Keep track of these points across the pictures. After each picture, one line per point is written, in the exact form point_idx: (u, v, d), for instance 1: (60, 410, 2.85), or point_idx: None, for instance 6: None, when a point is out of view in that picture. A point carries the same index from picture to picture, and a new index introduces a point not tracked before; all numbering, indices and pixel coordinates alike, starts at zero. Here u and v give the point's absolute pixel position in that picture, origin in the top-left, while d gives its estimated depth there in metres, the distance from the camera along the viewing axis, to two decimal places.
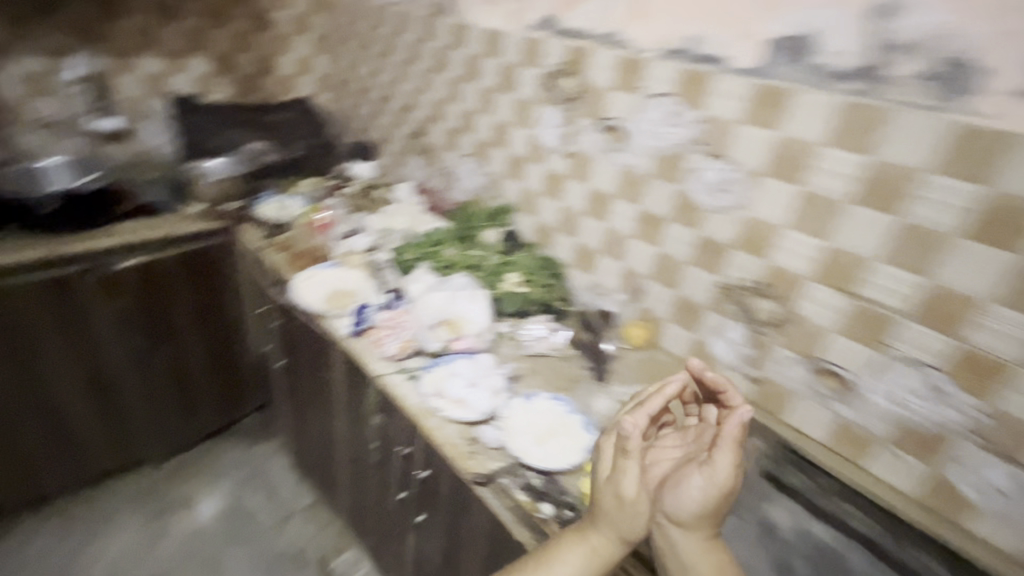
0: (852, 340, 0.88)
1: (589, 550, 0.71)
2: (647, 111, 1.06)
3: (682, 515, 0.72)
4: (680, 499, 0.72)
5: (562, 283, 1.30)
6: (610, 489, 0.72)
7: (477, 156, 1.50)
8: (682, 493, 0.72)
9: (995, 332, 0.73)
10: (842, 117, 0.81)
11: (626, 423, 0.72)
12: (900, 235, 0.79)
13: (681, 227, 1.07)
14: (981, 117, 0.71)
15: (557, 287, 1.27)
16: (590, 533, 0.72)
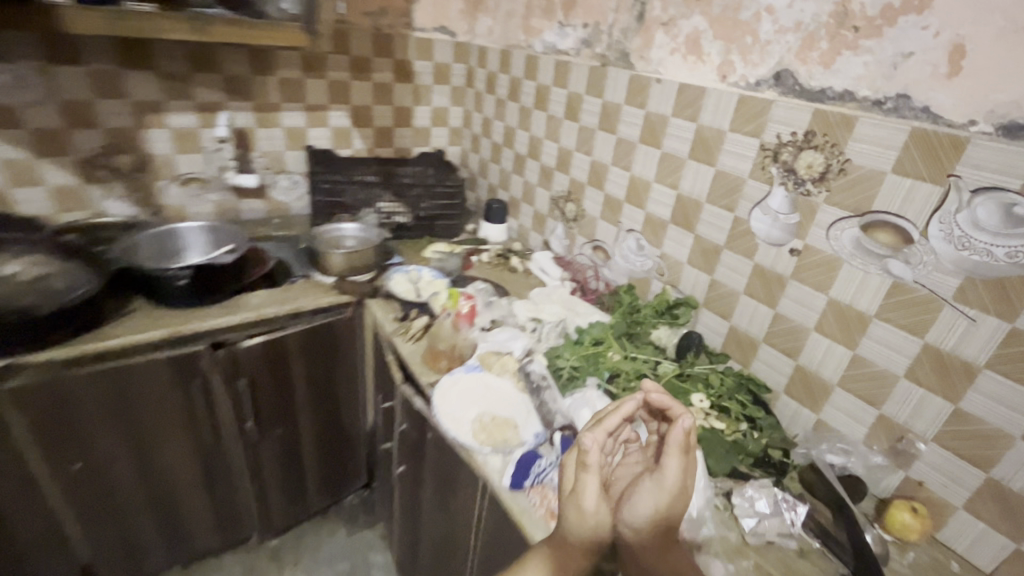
0: (857, 380, 0.88)
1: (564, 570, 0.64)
2: (961, 211, 0.72)
3: (652, 525, 0.66)
4: (645, 509, 0.66)
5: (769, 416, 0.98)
6: (575, 505, 0.65)
7: (646, 234, 1.23)
8: (651, 505, 0.66)
9: (1004, 388, 0.72)
10: (832, 143, 0.84)
11: (588, 440, 0.63)
12: (892, 296, 0.81)
13: (1011, 384, 0.71)
14: (959, 126, 0.71)
15: (768, 425, 0.95)
16: (563, 552, 0.65)
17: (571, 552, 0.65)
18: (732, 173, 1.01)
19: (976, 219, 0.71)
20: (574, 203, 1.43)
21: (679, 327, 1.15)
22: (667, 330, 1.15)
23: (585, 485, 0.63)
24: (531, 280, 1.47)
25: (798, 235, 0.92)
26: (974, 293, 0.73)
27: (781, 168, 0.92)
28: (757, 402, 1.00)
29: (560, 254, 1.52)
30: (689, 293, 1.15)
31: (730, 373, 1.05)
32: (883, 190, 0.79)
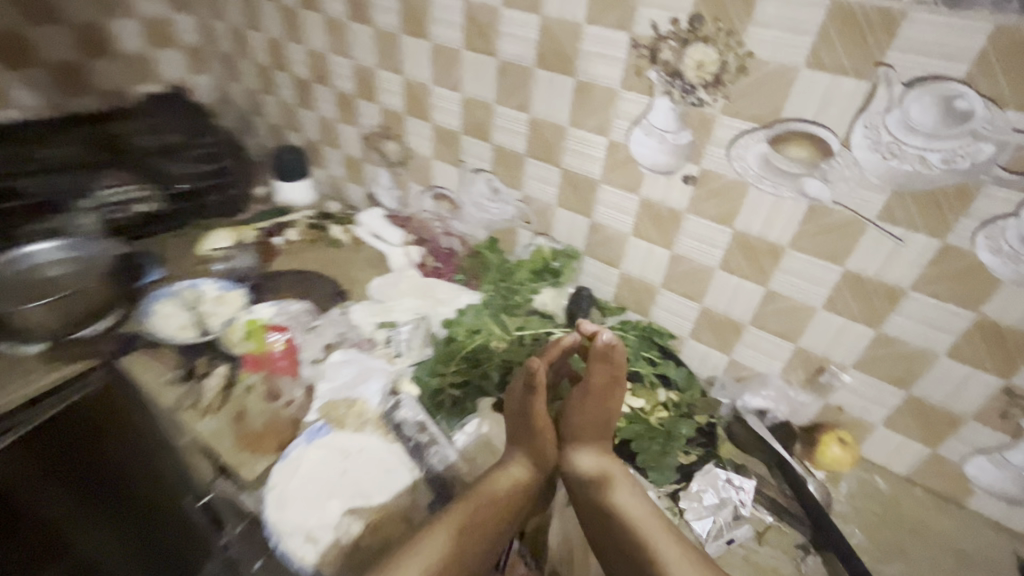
0: (772, 313, 0.77)
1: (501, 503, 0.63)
2: (893, 111, 0.57)
3: (587, 440, 0.68)
4: (581, 421, 0.68)
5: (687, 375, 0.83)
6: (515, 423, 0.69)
7: (498, 173, 0.95)
8: (588, 418, 0.68)
9: (937, 305, 0.64)
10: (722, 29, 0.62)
11: (535, 360, 0.68)
12: (811, 221, 0.67)
13: (938, 303, 0.64)
14: None
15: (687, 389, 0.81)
16: (500, 481, 0.65)
17: (505, 477, 0.65)
18: (597, 84, 0.75)
19: (909, 120, 0.56)
20: (395, 142, 1.07)
21: (563, 286, 0.94)
22: (551, 294, 0.94)
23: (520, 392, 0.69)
24: (366, 254, 1.12)
25: (693, 159, 0.72)
26: (904, 210, 0.61)
27: (662, 72, 0.69)
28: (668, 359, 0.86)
29: (395, 210, 1.17)
30: (567, 242, 0.93)
31: (633, 331, 0.89)
32: (796, 91, 0.61)
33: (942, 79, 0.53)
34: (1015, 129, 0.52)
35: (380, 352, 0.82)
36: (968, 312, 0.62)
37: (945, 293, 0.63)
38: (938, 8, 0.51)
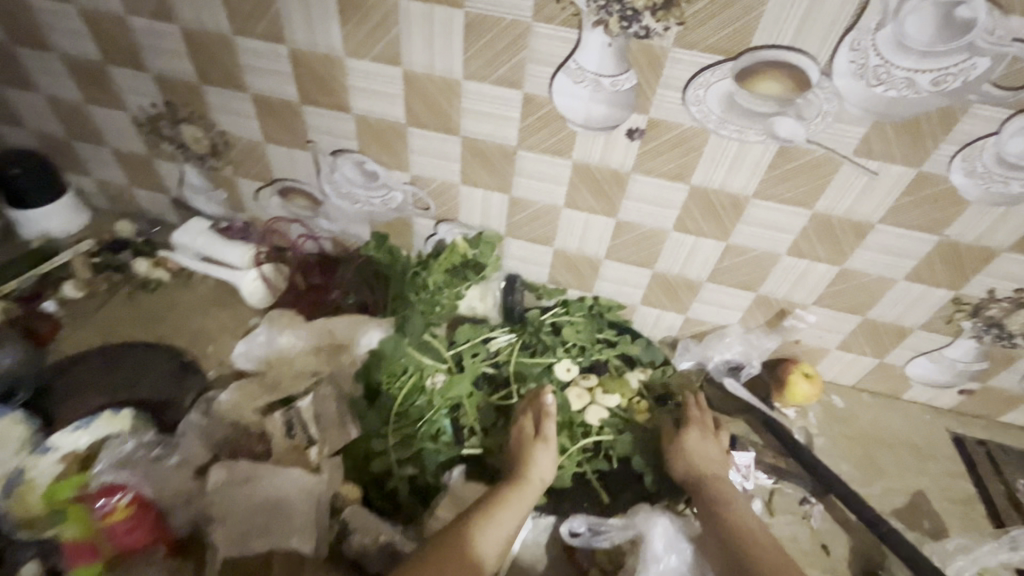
0: (733, 266, 0.69)
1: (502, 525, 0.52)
2: (885, 26, 0.46)
3: (709, 467, 0.63)
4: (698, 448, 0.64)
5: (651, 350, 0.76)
6: (521, 450, 0.61)
7: (370, 152, 0.69)
8: (705, 447, 0.64)
9: (903, 234, 0.60)
10: None
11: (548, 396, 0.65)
12: (780, 166, 0.58)
13: (906, 232, 0.60)
14: None
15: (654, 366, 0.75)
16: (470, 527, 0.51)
17: (512, 498, 0.55)
18: (500, 15, 0.53)
19: (902, 37, 0.46)
20: (196, 125, 0.72)
21: (489, 280, 0.76)
22: (477, 293, 0.76)
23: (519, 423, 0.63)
24: (202, 290, 0.80)
25: (639, 107, 0.56)
26: (882, 142, 0.54)
27: None
28: (624, 334, 0.77)
29: (224, 217, 0.84)
30: (482, 225, 0.73)
31: (579, 313, 0.77)
32: (772, 8, 0.47)
33: None
34: (1015, 37, 0.44)
35: (282, 444, 0.59)
36: (932, 236, 0.60)
37: (913, 222, 0.59)
38: None
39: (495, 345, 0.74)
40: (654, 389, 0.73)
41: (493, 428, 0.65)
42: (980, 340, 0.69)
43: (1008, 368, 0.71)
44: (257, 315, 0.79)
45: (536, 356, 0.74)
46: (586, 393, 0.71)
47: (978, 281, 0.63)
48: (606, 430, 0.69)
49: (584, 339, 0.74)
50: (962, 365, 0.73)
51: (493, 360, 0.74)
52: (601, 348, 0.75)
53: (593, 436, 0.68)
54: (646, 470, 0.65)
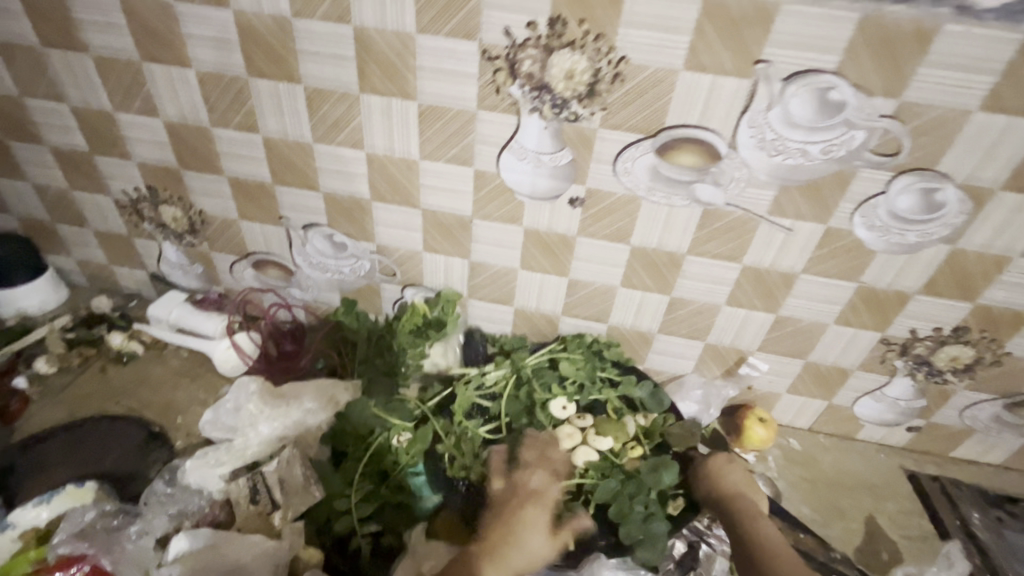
0: (679, 319, 0.74)
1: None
2: (774, 108, 0.54)
3: (737, 496, 0.65)
4: (722, 479, 0.67)
5: (651, 395, 0.74)
6: (510, 527, 0.59)
7: (339, 226, 0.74)
8: (731, 471, 0.67)
9: (824, 282, 0.66)
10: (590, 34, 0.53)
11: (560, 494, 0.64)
12: (706, 227, 0.64)
13: (826, 280, 0.66)
14: None
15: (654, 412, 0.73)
16: None
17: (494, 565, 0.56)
18: (448, 106, 0.60)
19: (789, 115, 0.54)
20: (175, 206, 0.78)
21: (450, 337, 0.78)
22: (440, 351, 0.78)
23: (504, 497, 0.62)
24: (175, 363, 0.82)
25: (577, 179, 0.63)
26: (791, 203, 0.61)
27: (526, 85, 0.57)
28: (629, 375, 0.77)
29: (200, 289, 0.87)
30: (446, 288, 0.78)
31: (578, 350, 0.76)
32: (675, 98, 0.55)
33: (815, 72, 0.51)
34: (881, 114, 0.53)
35: (245, 512, 0.60)
36: (850, 283, 0.66)
37: (827, 273, 0.66)
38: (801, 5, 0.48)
39: (489, 376, 0.75)
40: (652, 436, 0.71)
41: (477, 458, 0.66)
42: (915, 378, 0.74)
43: (944, 403, 0.75)
44: (228, 383, 0.80)
45: (528, 394, 0.73)
46: (577, 432, 0.69)
47: (900, 322, 0.68)
48: (591, 474, 0.66)
49: (584, 377, 0.73)
50: (903, 404, 0.77)
51: (487, 393, 0.75)
52: (601, 388, 0.74)
53: (576, 478, 0.66)
54: (623, 521, 0.62)
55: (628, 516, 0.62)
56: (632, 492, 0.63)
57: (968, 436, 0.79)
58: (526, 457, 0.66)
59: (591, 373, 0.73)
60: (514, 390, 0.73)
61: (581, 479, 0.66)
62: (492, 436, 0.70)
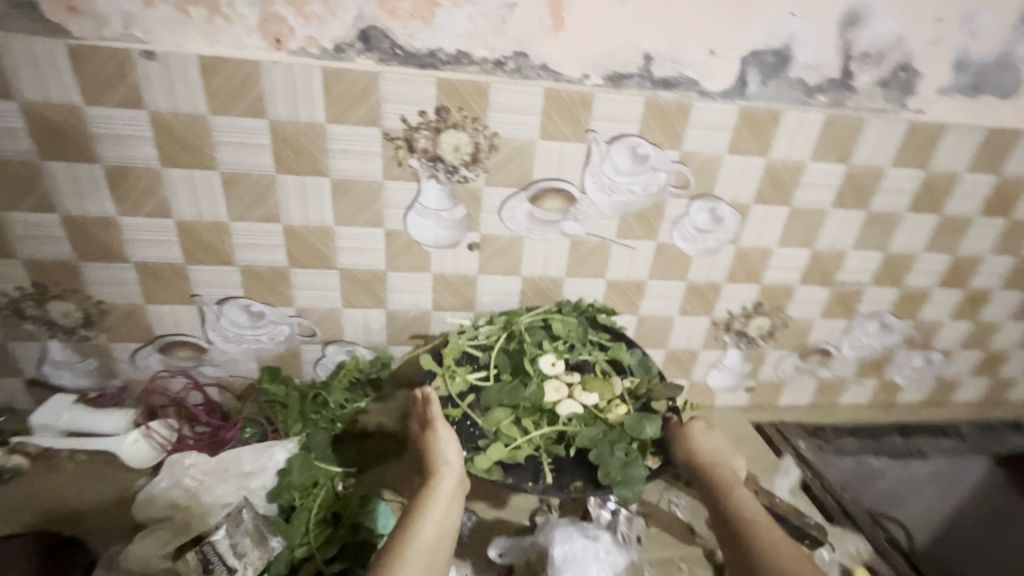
0: None
1: (433, 515, 0.60)
2: (605, 161, 0.76)
3: (713, 462, 0.71)
4: (696, 449, 0.73)
5: (637, 356, 0.84)
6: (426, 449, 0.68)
7: (257, 295, 0.79)
8: (706, 438, 0.74)
9: (665, 284, 0.89)
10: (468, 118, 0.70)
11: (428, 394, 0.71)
12: (574, 254, 0.83)
13: (665, 282, 0.88)
14: (571, 83, 0.70)
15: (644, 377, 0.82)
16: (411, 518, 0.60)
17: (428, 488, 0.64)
18: (357, 179, 0.72)
19: (615, 166, 0.76)
20: (67, 300, 0.76)
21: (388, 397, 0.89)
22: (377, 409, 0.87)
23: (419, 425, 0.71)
24: (71, 469, 0.76)
25: (472, 228, 0.78)
26: (630, 228, 0.82)
27: (423, 158, 0.72)
28: (619, 341, 0.85)
29: (93, 387, 0.83)
30: (369, 340, 0.86)
31: (571, 313, 0.84)
32: (538, 158, 0.74)
33: (627, 134, 0.74)
34: (672, 160, 0.77)
35: None
36: (681, 282, 0.89)
37: (664, 277, 0.88)
38: (609, 93, 0.71)
39: (483, 331, 0.84)
40: (638, 396, 0.79)
41: (463, 403, 0.77)
42: (740, 347, 0.98)
43: (763, 364, 1.01)
44: (141, 477, 0.77)
45: (523, 350, 0.82)
46: (565, 387, 0.79)
47: (721, 305, 0.93)
48: (574, 422, 0.76)
49: (575, 338, 0.82)
50: (737, 370, 1.01)
51: (479, 344, 0.83)
52: (591, 350, 0.83)
53: (559, 425, 0.75)
54: (602, 463, 0.70)
55: (606, 459, 0.70)
56: (613, 440, 0.73)
57: (784, 387, 1.05)
58: (515, 406, 0.76)
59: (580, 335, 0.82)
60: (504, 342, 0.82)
61: (564, 427, 0.75)
62: (480, 382, 0.80)
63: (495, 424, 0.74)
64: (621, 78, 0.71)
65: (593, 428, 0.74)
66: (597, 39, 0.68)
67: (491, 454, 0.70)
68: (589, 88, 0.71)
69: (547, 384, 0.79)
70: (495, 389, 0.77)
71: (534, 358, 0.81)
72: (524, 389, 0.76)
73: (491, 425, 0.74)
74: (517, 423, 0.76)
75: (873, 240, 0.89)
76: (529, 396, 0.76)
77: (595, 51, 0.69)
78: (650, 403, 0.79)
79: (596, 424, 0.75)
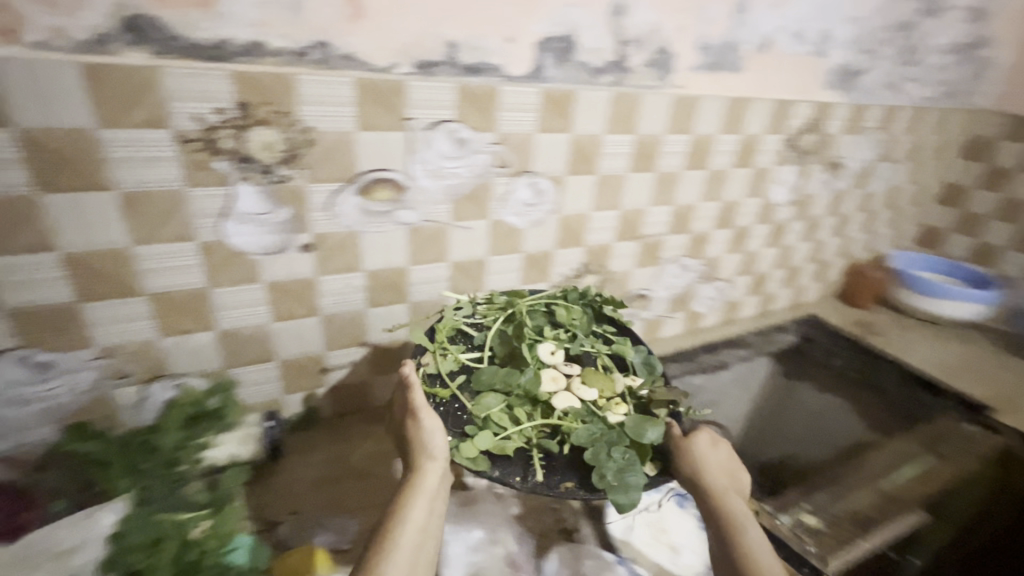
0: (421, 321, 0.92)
1: (417, 505, 0.62)
2: (428, 147, 0.78)
3: (721, 492, 0.70)
4: (700, 469, 0.72)
5: (637, 351, 0.91)
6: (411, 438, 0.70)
7: (38, 341, 0.66)
8: (711, 462, 0.73)
9: (504, 258, 0.95)
10: (277, 112, 0.66)
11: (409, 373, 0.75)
12: (414, 241, 0.84)
13: (504, 256, 0.95)
14: (381, 72, 0.71)
15: (649, 373, 0.89)
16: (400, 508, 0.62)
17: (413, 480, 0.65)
18: (151, 190, 0.64)
19: (438, 152, 0.79)
20: None
21: (244, 424, 0.81)
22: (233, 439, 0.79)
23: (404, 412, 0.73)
24: None
25: (300, 229, 0.75)
26: (462, 209, 0.86)
27: (230, 159, 0.66)
28: (623, 338, 0.94)
29: None
30: (203, 367, 0.77)
31: (575, 301, 0.95)
32: (360, 150, 0.73)
33: (445, 119, 0.77)
34: (490, 143, 0.82)
35: None
36: (518, 254, 0.96)
37: (502, 251, 0.94)
38: (421, 80, 0.73)
39: (482, 316, 0.91)
40: (636, 396, 0.84)
41: (453, 385, 0.82)
42: None
43: None
44: None
45: (517, 336, 0.89)
46: (562, 378, 0.85)
47: (555, 269, 1.02)
48: (571, 418, 0.79)
49: (578, 327, 0.93)
50: None
51: (471, 325, 0.91)
52: (592, 341, 0.93)
53: (555, 417, 0.80)
54: (597, 463, 0.71)
55: (600, 459, 0.71)
56: (612, 440, 0.74)
57: None
58: (506, 391, 0.81)
59: (581, 324, 0.92)
60: (500, 324, 0.89)
61: (558, 420, 0.79)
62: (472, 363, 0.86)
63: (484, 410, 0.77)
64: (430, 65, 0.74)
65: (591, 424, 0.77)
66: (400, 28, 0.70)
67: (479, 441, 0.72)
68: (400, 77, 0.72)
69: (546, 372, 0.86)
70: (490, 371, 0.83)
71: (533, 345, 0.89)
72: (520, 374, 0.82)
73: (481, 411, 0.78)
74: (510, 408, 0.80)
75: (662, 195, 1.06)
76: (524, 382, 0.81)
77: (401, 40, 0.71)
78: (649, 407, 0.82)
79: (594, 422, 0.78)
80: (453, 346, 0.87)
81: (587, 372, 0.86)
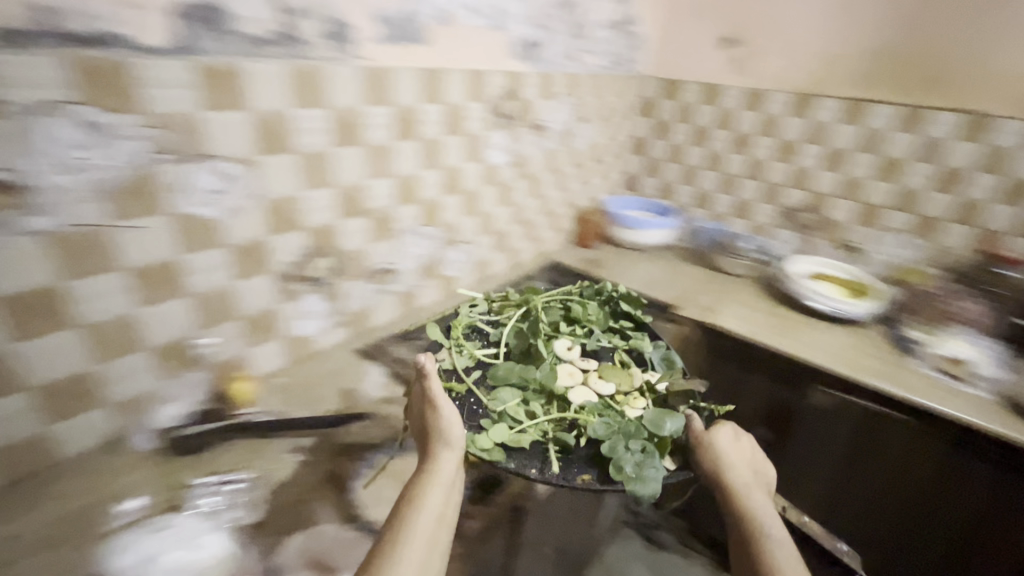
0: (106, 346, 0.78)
1: (437, 490, 0.76)
2: (42, 135, 0.65)
3: (735, 489, 0.92)
4: (713, 456, 0.95)
5: (658, 351, 1.21)
6: (431, 420, 0.86)
7: None
8: (732, 458, 0.96)
9: (203, 254, 0.85)
10: None
11: (426, 361, 0.91)
12: (59, 251, 0.70)
13: (202, 253, 0.85)
14: None
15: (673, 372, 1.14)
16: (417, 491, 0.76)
17: (439, 466, 0.80)
18: None
19: (59, 140, 0.66)
20: None
21: None
22: None
23: (421, 394, 0.90)
24: None
25: None
26: (122, 205, 0.74)
27: None
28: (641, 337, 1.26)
29: None
30: None
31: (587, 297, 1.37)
32: None
33: (59, 102, 0.65)
34: (138, 126, 0.72)
35: None
36: (221, 248, 0.87)
37: (198, 247, 0.84)
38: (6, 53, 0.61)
39: (503, 332, 1.22)
40: (653, 392, 1.10)
41: (468, 380, 1.06)
42: (316, 290, 1.06)
43: (342, 299, 1.11)
44: None
45: (534, 352, 1.17)
46: (577, 373, 1.14)
47: (275, 258, 0.96)
48: (586, 411, 1.01)
49: (596, 323, 1.27)
50: (322, 314, 1.09)
51: (485, 338, 1.21)
52: (608, 339, 1.25)
53: (576, 411, 1.02)
54: (614, 454, 0.91)
55: (616, 451, 0.92)
56: (630, 434, 0.94)
57: (371, 310, 1.19)
58: (522, 388, 1.06)
59: (598, 320, 1.26)
60: (515, 322, 1.23)
61: (578, 412, 1.01)
62: (486, 357, 1.15)
63: (505, 406, 0.99)
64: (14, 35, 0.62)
65: (609, 420, 0.99)
66: None
67: (496, 434, 0.91)
68: None
69: (565, 367, 1.14)
70: (503, 369, 1.08)
71: (551, 346, 1.20)
72: (537, 370, 1.08)
73: (497, 404, 1.00)
74: (527, 404, 1.02)
75: (378, 168, 1.07)
76: (540, 378, 1.07)
77: None
78: (667, 400, 1.10)
79: (616, 417, 1.00)
80: (470, 345, 1.16)
81: (607, 371, 1.13)
